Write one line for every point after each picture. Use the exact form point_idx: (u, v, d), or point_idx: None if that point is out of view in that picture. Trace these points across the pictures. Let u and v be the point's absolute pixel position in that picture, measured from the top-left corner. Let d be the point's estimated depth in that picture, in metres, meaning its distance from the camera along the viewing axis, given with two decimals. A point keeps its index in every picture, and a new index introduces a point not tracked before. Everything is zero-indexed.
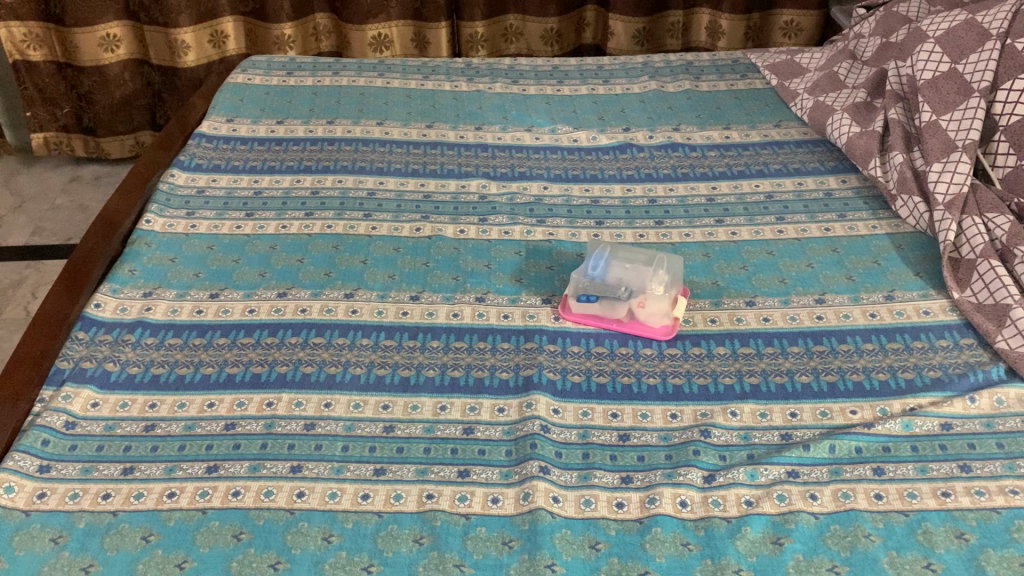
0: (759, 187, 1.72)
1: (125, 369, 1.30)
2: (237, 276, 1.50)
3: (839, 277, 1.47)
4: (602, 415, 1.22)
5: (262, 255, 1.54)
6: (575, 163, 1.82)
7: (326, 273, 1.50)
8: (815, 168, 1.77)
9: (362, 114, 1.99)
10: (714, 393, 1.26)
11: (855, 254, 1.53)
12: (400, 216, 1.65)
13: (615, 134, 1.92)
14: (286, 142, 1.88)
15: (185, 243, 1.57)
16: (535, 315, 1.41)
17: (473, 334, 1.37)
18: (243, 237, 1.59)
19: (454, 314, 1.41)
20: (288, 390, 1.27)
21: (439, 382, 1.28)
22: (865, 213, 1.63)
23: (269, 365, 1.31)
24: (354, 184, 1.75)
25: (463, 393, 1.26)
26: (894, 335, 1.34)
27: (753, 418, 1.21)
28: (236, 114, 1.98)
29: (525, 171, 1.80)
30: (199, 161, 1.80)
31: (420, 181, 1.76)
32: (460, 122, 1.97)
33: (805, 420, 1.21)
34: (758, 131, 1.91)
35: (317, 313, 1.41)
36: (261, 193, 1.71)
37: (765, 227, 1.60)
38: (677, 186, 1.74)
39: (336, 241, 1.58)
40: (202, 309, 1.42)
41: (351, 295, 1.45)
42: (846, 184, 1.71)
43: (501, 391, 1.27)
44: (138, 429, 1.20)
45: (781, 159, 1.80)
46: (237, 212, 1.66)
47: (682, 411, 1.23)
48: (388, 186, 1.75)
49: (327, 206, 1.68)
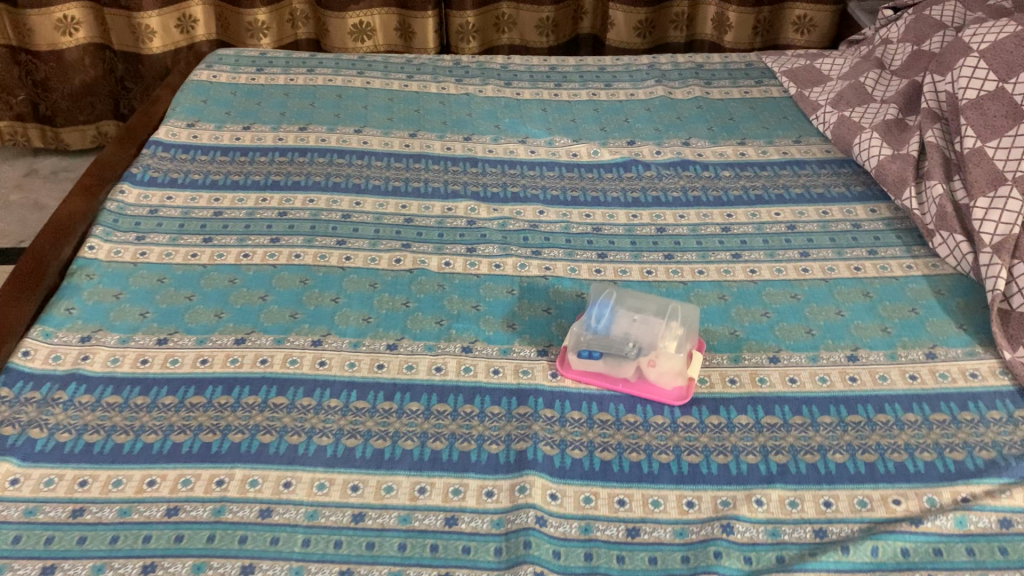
0: (780, 216, 1.55)
1: (53, 437, 1.12)
2: (190, 316, 1.31)
3: (873, 328, 1.31)
4: (607, 503, 1.06)
5: (219, 291, 1.36)
6: (573, 182, 1.64)
7: (291, 314, 1.32)
8: (840, 194, 1.60)
9: (339, 120, 1.80)
10: (736, 475, 1.10)
11: (890, 300, 1.36)
12: (377, 244, 1.47)
13: (619, 148, 1.74)
14: (251, 152, 1.69)
15: (133, 274, 1.38)
16: (529, 370, 1.24)
17: (458, 394, 1.19)
18: (199, 268, 1.40)
19: (437, 368, 1.24)
20: (242, 466, 1.09)
21: (418, 457, 1.11)
22: (897, 249, 1.46)
23: (221, 432, 1.14)
24: (327, 204, 1.56)
25: (445, 471, 1.09)
26: (938, 404, 1.18)
27: (782, 508, 1.05)
28: (197, 118, 1.78)
29: (518, 191, 1.61)
30: (154, 173, 1.61)
31: (400, 203, 1.57)
32: (446, 131, 1.79)
33: (841, 512, 1.05)
34: (776, 148, 1.73)
35: (279, 366, 1.23)
36: (222, 215, 1.52)
37: (789, 265, 1.43)
38: (689, 213, 1.56)
39: (305, 274, 1.39)
40: (147, 358, 1.24)
41: (319, 342, 1.27)
42: (875, 214, 1.54)
43: (490, 470, 1.09)
44: (64, 516, 1.03)
45: (802, 182, 1.63)
46: (193, 237, 1.47)
47: (700, 499, 1.07)
48: (364, 207, 1.56)
49: (296, 230, 1.49)
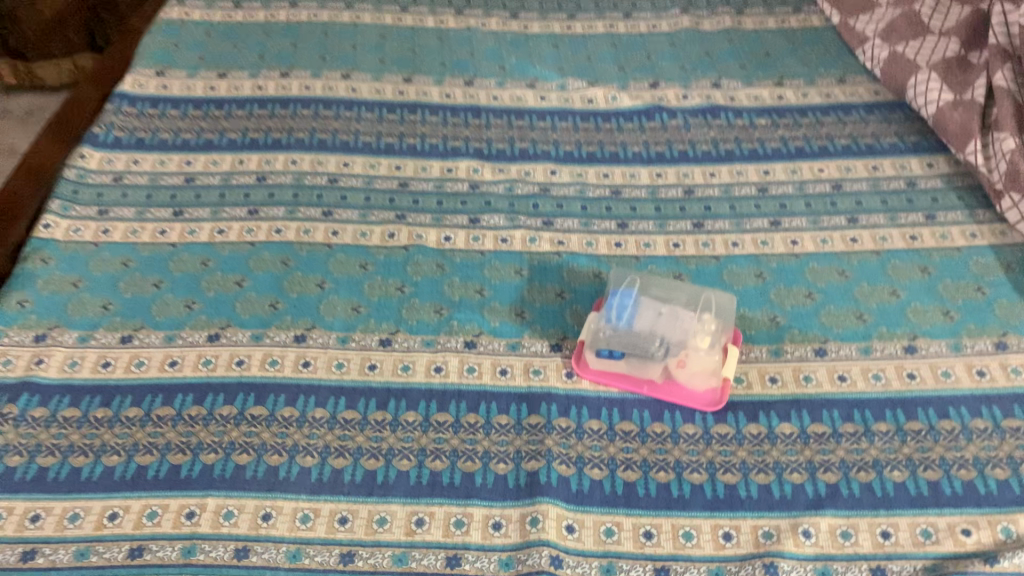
0: (824, 172, 1.37)
1: (3, 461, 0.99)
2: (157, 308, 1.16)
3: (933, 312, 1.15)
4: (632, 537, 0.92)
5: (189, 276, 1.21)
6: (589, 134, 1.46)
7: (271, 304, 1.17)
8: (892, 145, 1.41)
9: (325, 64, 1.61)
10: (779, 499, 0.96)
11: (951, 277, 1.19)
12: (368, 215, 1.31)
13: (640, 93, 1.55)
14: (227, 103, 1.51)
15: (94, 257, 1.23)
16: (541, 370, 1.09)
17: (461, 401, 1.05)
18: (167, 248, 1.25)
19: (437, 368, 1.09)
20: (215, 494, 0.96)
21: (415, 481, 0.97)
22: (959, 213, 1.28)
23: (192, 452, 1.00)
24: (311, 165, 1.39)
25: (447, 498, 0.96)
26: (1011, 407, 1.03)
27: (833, 542, 0.92)
28: (168, 64, 1.60)
29: (527, 147, 1.44)
30: (118, 133, 1.44)
31: (393, 163, 1.40)
32: (446, 74, 1.60)
33: (902, 546, 0.91)
34: (817, 89, 1.53)
35: (257, 369, 1.09)
36: (194, 182, 1.36)
37: (834, 234, 1.26)
38: (720, 170, 1.38)
39: (286, 255, 1.24)
40: (109, 361, 1.09)
41: (302, 338, 1.13)
42: (933, 169, 1.36)
43: (497, 496, 0.96)
44: (13, 560, 0.90)
45: (848, 131, 1.44)
46: (162, 210, 1.31)
47: (738, 530, 0.93)
48: (353, 168, 1.39)
49: (277, 200, 1.33)
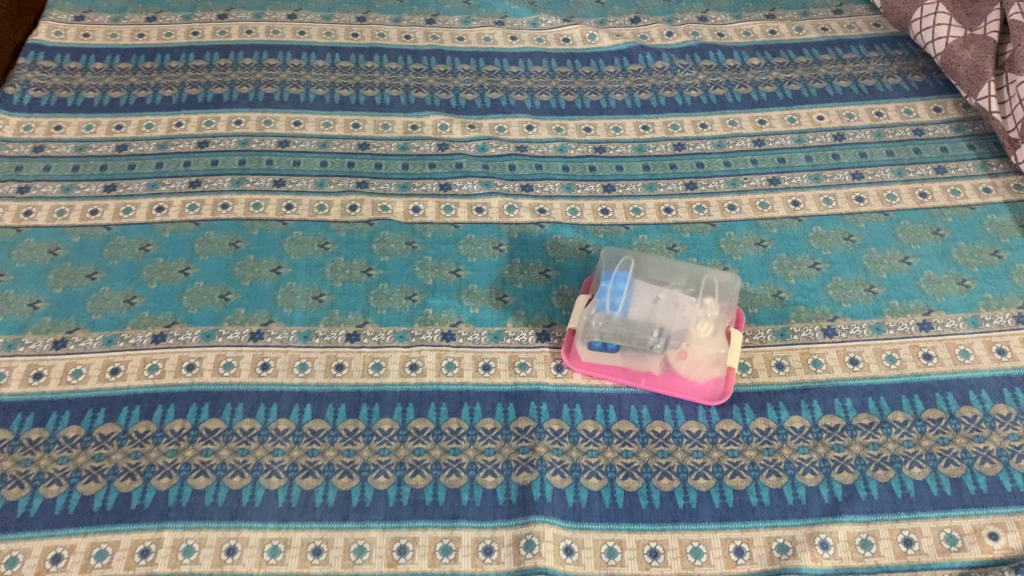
0: (824, 119, 1.26)
1: None
2: (93, 305, 1.03)
3: (948, 281, 1.06)
4: (636, 556, 0.84)
5: (128, 264, 1.08)
6: (566, 80, 1.32)
7: (222, 295, 1.05)
8: (895, 87, 1.30)
9: (269, 3, 1.44)
10: (793, 506, 0.88)
11: (965, 239, 1.10)
12: (326, 183, 1.17)
13: (621, 30, 1.41)
14: (160, 53, 1.34)
15: (16, 245, 1.08)
16: (527, 364, 0.99)
17: (440, 404, 0.95)
18: (101, 232, 1.11)
19: (412, 366, 0.98)
20: (171, 527, 0.86)
21: (395, 501, 0.88)
22: (971, 165, 1.18)
23: (142, 477, 0.90)
24: (259, 126, 1.24)
25: (431, 520, 0.87)
26: None
27: (852, 553, 0.85)
28: (89, 7, 1.41)
29: (499, 98, 1.30)
30: (35, 93, 1.27)
31: (351, 120, 1.26)
32: (405, 12, 1.44)
33: (926, 554, 0.84)
34: (813, 23, 1.40)
35: (211, 374, 0.98)
36: (126, 150, 1.21)
37: (837, 193, 1.16)
38: (711, 120, 1.26)
39: (235, 234, 1.11)
40: (41, 371, 0.97)
41: (259, 336, 1.01)
42: (940, 114, 1.25)
43: (487, 515, 0.87)
44: None
45: (848, 70, 1.32)
46: (92, 185, 1.16)
47: (750, 543, 0.85)
48: (307, 127, 1.25)
49: (222, 169, 1.19)
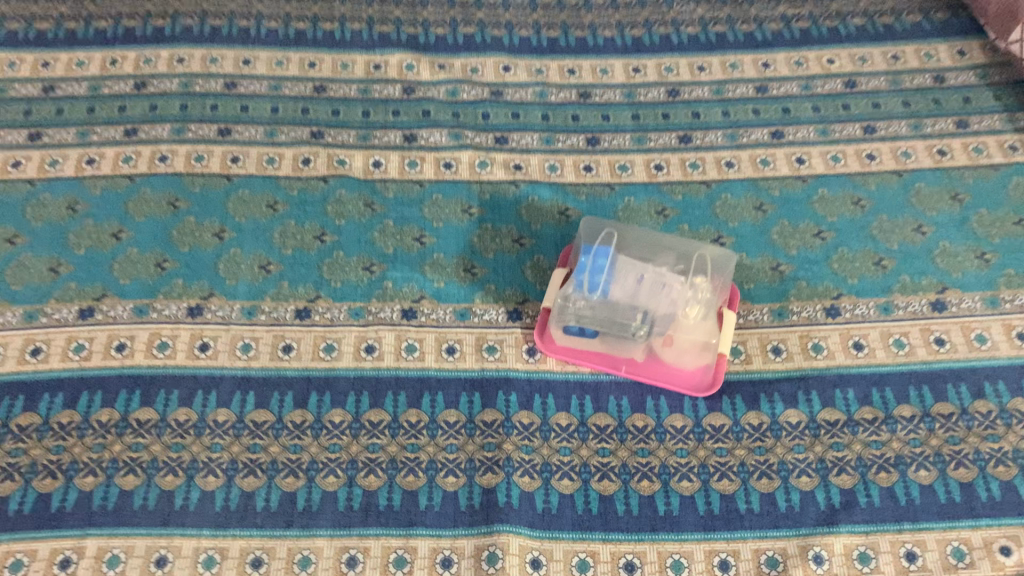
0: (835, 64, 1.13)
1: None
2: (14, 275, 0.93)
3: (966, 254, 0.96)
4: (610, 571, 0.76)
5: (53, 227, 0.96)
6: (549, 14, 1.18)
7: (158, 264, 0.94)
8: (916, 25, 1.16)
9: None
10: (786, 513, 0.80)
11: (986, 205, 0.99)
12: (277, 133, 1.05)
13: None
14: None
15: None
16: (496, 348, 0.89)
17: (398, 393, 0.86)
18: (24, 189, 0.99)
19: (368, 347, 0.88)
20: (95, 534, 0.77)
21: (345, 505, 0.79)
22: (997, 118, 1.06)
23: (64, 476, 0.81)
24: (204, 65, 1.11)
25: (384, 527, 0.78)
26: None
27: (849, 569, 0.77)
28: None
29: (473, 33, 1.16)
30: None
31: (307, 59, 1.12)
32: None
33: (930, 571, 0.77)
34: None
35: (143, 356, 0.88)
36: (53, 91, 1.08)
37: (846, 149, 1.05)
38: (710, 62, 1.13)
39: (174, 192, 1.00)
40: None
41: (198, 312, 0.91)
42: (965, 58, 1.12)
43: (446, 522, 0.79)
44: None
45: (865, 5, 1.18)
46: (14, 133, 1.04)
47: (737, 556, 0.77)
48: (257, 67, 1.11)
49: (161, 115, 1.06)
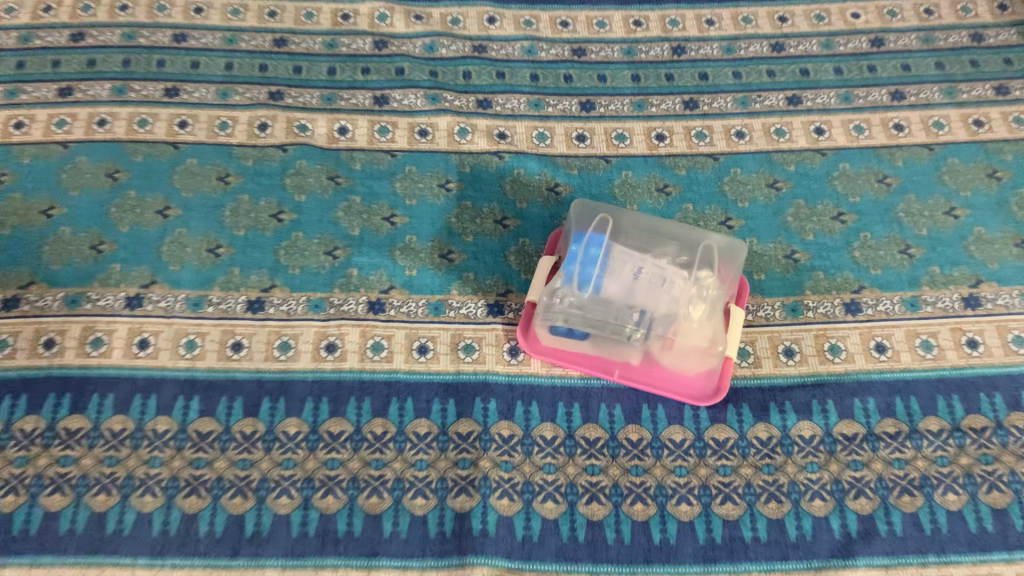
0: (860, 18, 1.00)
1: None
2: None
3: (1004, 241, 0.85)
4: None
5: None
6: None
7: (93, 245, 0.83)
8: None
9: None
10: (796, 543, 0.71)
11: None
12: (231, 94, 0.93)
13: None
14: None
15: None
16: (474, 346, 0.79)
17: (362, 399, 0.76)
18: None
19: (328, 346, 0.78)
20: (15, 563, 0.68)
21: (300, 531, 0.70)
22: None
23: None
24: (150, 14, 0.98)
25: (344, 556, 0.69)
26: None
27: None
28: None
29: None
30: None
31: (267, 7, 1.00)
32: None
33: None
34: None
35: (74, 354, 0.77)
36: None
37: (871, 117, 0.93)
38: (720, 15, 1.01)
39: (113, 162, 0.88)
40: None
41: (137, 302, 0.80)
42: (1006, 13, 1.00)
43: (414, 551, 0.70)
44: None
45: None
46: None
47: None
48: (210, 17, 0.99)
49: (101, 71, 0.94)
